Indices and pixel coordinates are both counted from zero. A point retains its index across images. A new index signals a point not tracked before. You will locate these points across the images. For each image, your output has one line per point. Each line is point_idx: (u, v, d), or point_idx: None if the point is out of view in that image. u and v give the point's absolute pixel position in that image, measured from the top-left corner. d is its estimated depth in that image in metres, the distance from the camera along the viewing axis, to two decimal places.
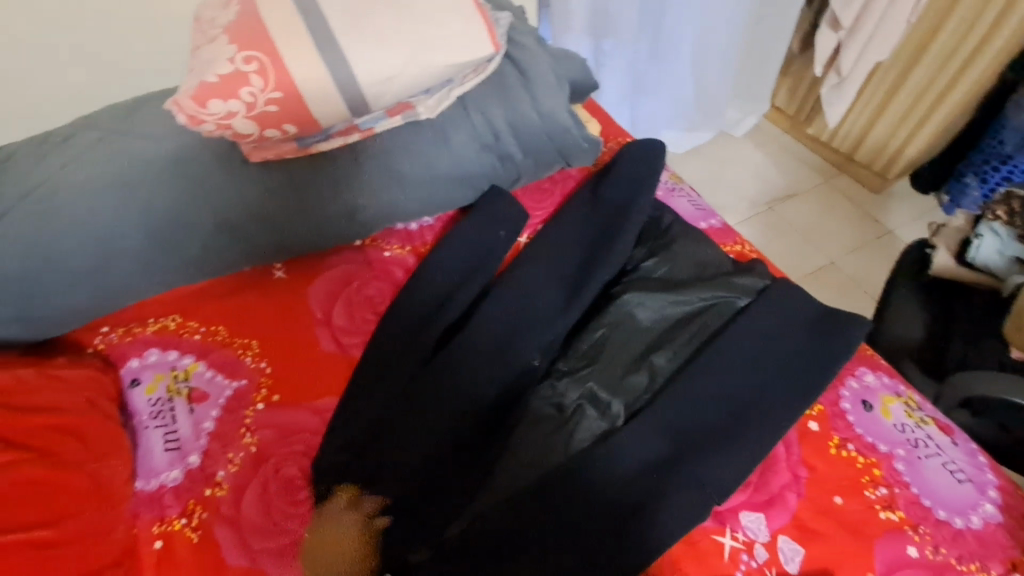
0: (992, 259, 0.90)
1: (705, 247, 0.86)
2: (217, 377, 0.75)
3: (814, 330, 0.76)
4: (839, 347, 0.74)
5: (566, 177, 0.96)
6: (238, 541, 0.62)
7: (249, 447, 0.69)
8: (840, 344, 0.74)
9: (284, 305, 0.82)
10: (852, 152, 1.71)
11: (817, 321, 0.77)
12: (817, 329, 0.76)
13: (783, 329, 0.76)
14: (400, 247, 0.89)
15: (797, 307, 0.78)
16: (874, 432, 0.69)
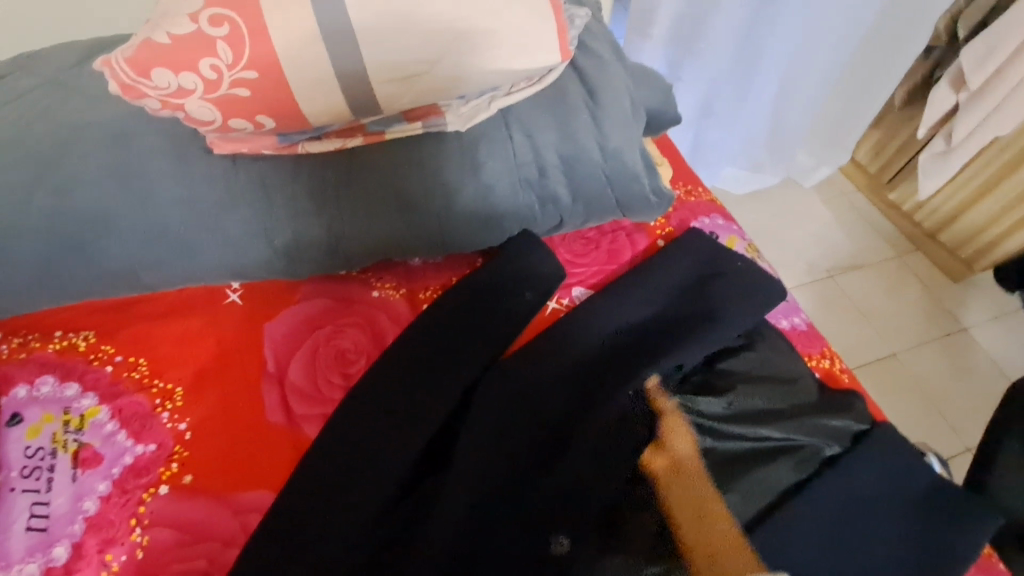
0: None
1: (786, 357, 0.65)
2: (118, 435, 0.56)
3: (916, 514, 0.56)
4: (946, 540, 0.55)
5: (616, 229, 0.76)
6: None
7: (135, 549, 0.51)
8: (952, 539, 0.55)
9: (228, 344, 0.63)
10: (937, 229, 1.48)
11: (924, 502, 0.57)
12: (922, 512, 0.57)
13: (875, 502, 0.57)
14: (394, 287, 0.69)
15: (891, 467, 0.59)
16: None
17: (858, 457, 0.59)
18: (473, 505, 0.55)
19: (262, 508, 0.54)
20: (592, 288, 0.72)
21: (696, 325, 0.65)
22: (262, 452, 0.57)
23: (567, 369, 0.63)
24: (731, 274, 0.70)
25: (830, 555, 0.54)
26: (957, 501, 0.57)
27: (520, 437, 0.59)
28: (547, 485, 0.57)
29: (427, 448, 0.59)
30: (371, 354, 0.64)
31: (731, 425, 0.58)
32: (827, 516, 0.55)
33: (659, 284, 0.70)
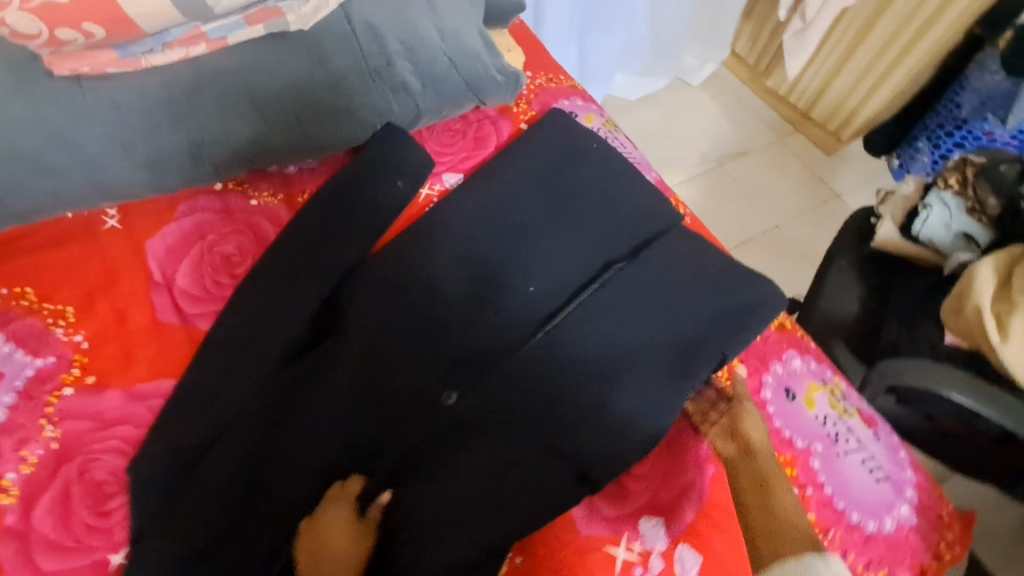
0: (940, 233, 0.81)
1: (632, 204, 0.74)
2: (16, 354, 0.59)
3: (733, 302, 0.66)
4: (756, 312, 0.65)
5: (481, 117, 0.81)
6: (24, 561, 0.50)
7: (50, 443, 0.55)
8: (754, 307, 0.66)
9: (113, 262, 0.66)
10: (809, 107, 1.61)
11: (734, 288, 0.67)
12: (732, 301, 0.67)
13: (695, 301, 0.67)
14: (271, 194, 0.73)
15: (715, 271, 0.69)
16: (794, 426, 0.62)
17: (677, 264, 0.69)
18: (359, 348, 0.63)
19: (165, 393, 0.59)
20: (462, 173, 0.78)
21: (552, 189, 0.75)
22: (161, 347, 0.61)
23: (440, 238, 0.70)
24: (590, 154, 0.78)
25: (648, 338, 0.64)
26: (761, 290, 0.68)
27: (393, 289, 0.66)
28: (416, 315, 0.66)
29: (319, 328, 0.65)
30: (255, 254, 0.69)
31: (569, 260, 0.70)
32: (635, 304, 0.66)
33: (523, 157, 0.77)
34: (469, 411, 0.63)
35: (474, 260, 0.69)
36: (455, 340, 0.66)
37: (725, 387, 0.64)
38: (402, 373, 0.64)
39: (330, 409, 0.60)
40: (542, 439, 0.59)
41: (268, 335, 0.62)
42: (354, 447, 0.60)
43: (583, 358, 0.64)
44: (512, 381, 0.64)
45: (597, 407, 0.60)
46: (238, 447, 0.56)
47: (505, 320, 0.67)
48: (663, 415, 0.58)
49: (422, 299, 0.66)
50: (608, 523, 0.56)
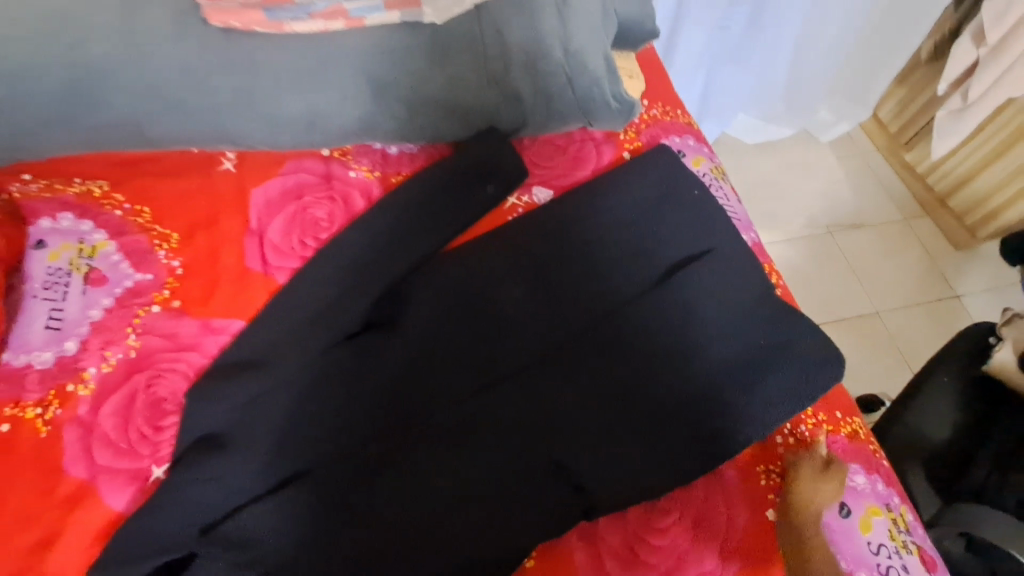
0: None
1: (720, 263, 0.70)
2: (123, 264, 0.66)
3: (790, 387, 0.62)
4: (810, 389, 0.62)
5: (585, 138, 0.80)
6: (83, 449, 0.56)
7: (129, 350, 0.61)
8: (808, 382, 0.63)
9: (219, 201, 0.72)
10: (947, 193, 1.45)
11: (793, 358, 0.64)
12: (789, 382, 0.62)
13: (745, 373, 0.63)
14: (369, 169, 0.76)
15: (776, 335, 0.66)
16: (843, 546, 0.56)
17: (733, 315, 0.67)
18: (413, 331, 0.66)
19: (234, 333, 0.63)
20: (553, 189, 0.77)
21: (637, 230, 0.73)
22: (238, 286, 0.66)
23: (516, 253, 0.71)
24: (686, 202, 0.75)
25: (683, 387, 0.63)
26: (822, 372, 0.63)
27: (458, 288, 0.69)
28: (476, 311, 0.68)
29: (381, 310, 0.68)
30: (341, 222, 0.72)
31: (627, 295, 0.69)
32: (679, 350, 0.65)
33: (617, 189, 0.75)
34: (488, 406, 0.62)
35: (542, 279, 0.70)
36: (499, 343, 0.67)
37: (772, 482, 0.60)
38: (444, 359, 0.66)
39: (374, 390, 0.63)
40: (549, 456, 0.60)
41: (338, 309, 0.65)
42: (383, 429, 0.61)
43: (612, 385, 0.63)
44: (545, 390, 0.63)
45: (620, 457, 0.59)
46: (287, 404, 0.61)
47: (552, 337, 0.67)
48: (681, 467, 0.58)
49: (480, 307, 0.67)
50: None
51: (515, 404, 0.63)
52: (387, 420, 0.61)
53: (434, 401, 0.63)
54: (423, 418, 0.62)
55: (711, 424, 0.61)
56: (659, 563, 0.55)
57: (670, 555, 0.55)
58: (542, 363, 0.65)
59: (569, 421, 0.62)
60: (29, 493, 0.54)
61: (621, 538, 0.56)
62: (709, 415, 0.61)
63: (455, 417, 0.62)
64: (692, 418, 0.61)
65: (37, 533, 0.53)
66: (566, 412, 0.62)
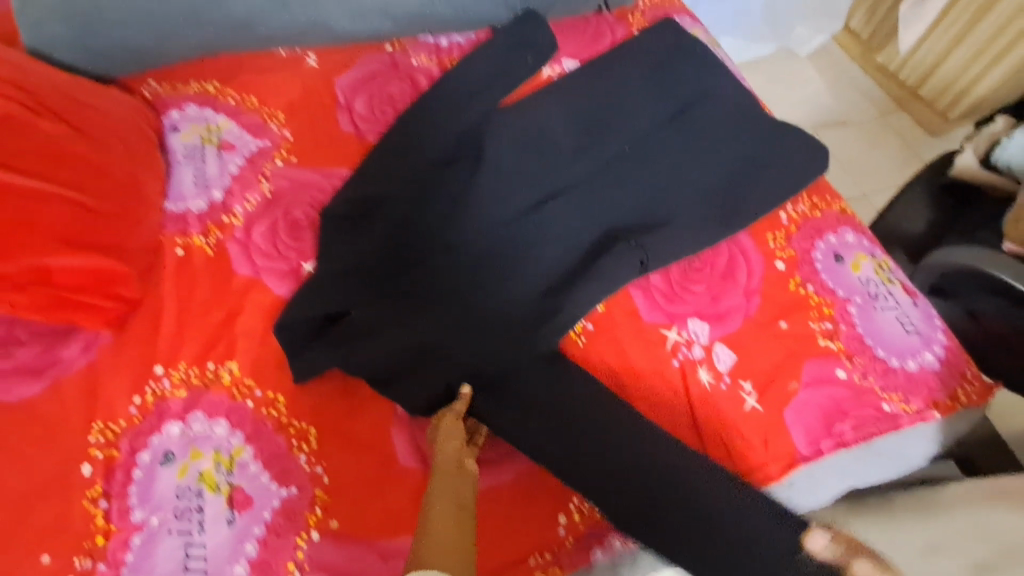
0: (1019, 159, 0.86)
1: (726, 97, 0.86)
2: (245, 135, 0.82)
3: (790, 174, 0.78)
4: (803, 171, 0.78)
5: (600, 20, 0.96)
6: (245, 258, 0.72)
7: (264, 193, 0.77)
8: (801, 168, 0.79)
9: (309, 87, 0.87)
10: (919, 85, 1.61)
11: (787, 153, 0.80)
12: (784, 168, 0.79)
13: (755, 168, 0.79)
14: (428, 57, 0.92)
15: (775, 138, 0.81)
16: (837, 279, 0.72)
17: (739, 127, 0.82)
18: (479, 160, 0.79)
19: (343, 176, 0.79)
20: (579, 60, 0.92)
21: (657, 77, 0.88)
22: (334, 145, 0.83)
23: (560, 103, 0.86)
24: (691, 53, 0.90)
25: (705, 181, 0.78)
26: (801, 162, 0.79)
27: (514, 129, 0.82)
28: (532, 144, 0.81)
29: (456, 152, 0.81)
30: (411, 95, 0.88)
31: (652, 124, 0.84)
32: (697, 156, 0.80)
33: (632, 50, 0.91)
34: (551, 209, 0.78)
35: (580, 117, 0.85)
36: (552, 167, 0.81)
37: (780, 243, 0.75)
38: (508, 180, 0.79)
39: (455, 206, 0.77)
40: (601, 238, 0.76)
41: (423, 151, 0.81)
42: (466, 236, 0.76)
43: (646, 187, 0.79)
44: (594, 195, 0.79)
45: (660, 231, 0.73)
46: (393, 218, 0.75)
47: (591, 156, 0.82)
48: (707, 233, 0.73)
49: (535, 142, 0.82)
50: (660, 316, 0.70)
51: (570, 206, 0.78)
52: (474, 228, 0.76)
53: (505, 211, 0.77)
54: (493, 227, 0.76)
55: (727, 203, 0.76)
56: (699, 298, 0.71)
57: (703, 295, 0.71)
58: (586, 177, 0.81)
59: (612, 215, 0.77)
60: (211, 289, 0.70)
61: (666, 285, 0.72)
62: (728, 198, 0.76)
63: (523, 223, 0.77)
64: (715, 201, 0.77)
65: (223, 313, 0.68)
66: (612, 209, 0.78)
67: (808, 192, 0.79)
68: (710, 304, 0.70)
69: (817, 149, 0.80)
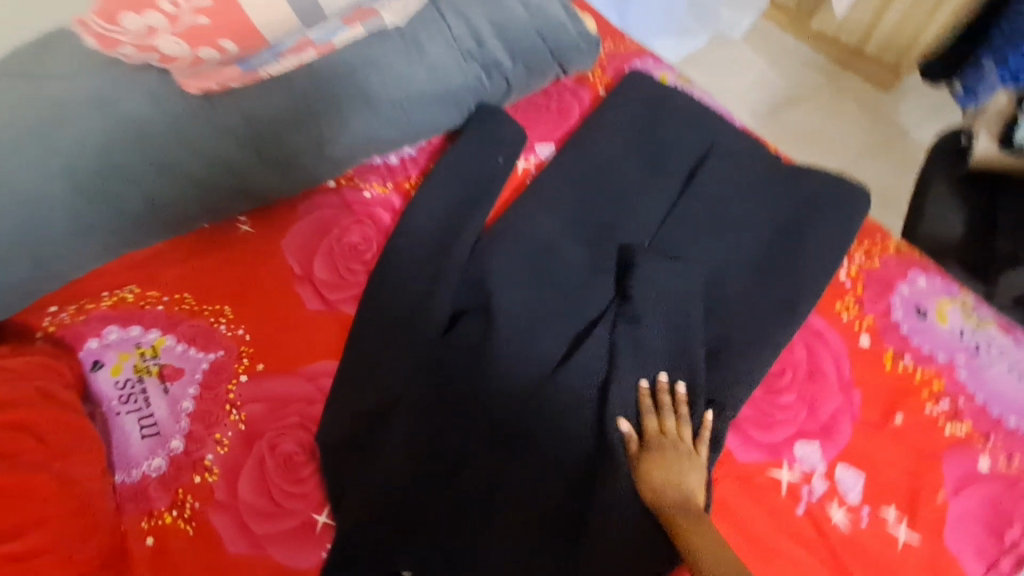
0: None
1: (737, 152, 0.74)
2: (190, 351, 0.66)
3: (841, 228, 0.67)
4: (852, 223, 0.67)
5: (560, 90, 0.83)
6: (238, 528, 0.58)
7: (236, 425, 0.61)
8: (849, 220, 0.68)
9: (252, 262, 0.71)
10: (861, 44, 1.57)
11: (830, 204, 0.68)
12: (833, 224, 0.67)
13: (808, 235, 0.66)
14: (381, 184, 0.77)
15: (812, 190, 0.69)
16: (930, 340, 0.63)
17: (765, 187, 0.71)
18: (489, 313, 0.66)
19: (330, 373, 0.65)
20: (554, 142, 0.80)
21: (650, 149, 0.76)
22: (305, 333, 0.67)
23: (555, 207, 0.72)
24: (674, 109, 0.78)
25: (751, 264, 0.67)
26: (847, 204, 0.68)
27: (514, 258, 0.68)
28: (541, 272, 0.68)
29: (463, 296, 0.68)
30: (378, 241, 0.73)
31: (666, 207, 0.71)
32: (732, 236, 0.68)
33: (612, 121, 0.78)
34: (587, 351, 0.65)
35: (582, 219, 0.72)
36: (571, 292, 0.68)
37: (853, 313, 0.65)
38: (527, 327, 0.66)
39: (476, 380, 0.64)
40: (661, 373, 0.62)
41: (425, 309, 0.66)
42: (500, 415, 0.63)
43: (691, 291, 0.65)
44: (634, 315, 0.65)
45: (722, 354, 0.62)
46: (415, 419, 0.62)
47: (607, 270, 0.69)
48: (778, 334, 0.62)
49: (544, 267, 0.69)
50: (763, 451, 0.59)
51: (610, 339, 0.65)
52: (506, 401, 0.64)
53: (534, 367, 0.65)
54: (528, 395, 0.64)
55: (788, 287, 0.64)
56: (796, 414, 0.60)
57: (799, 408, 0.60)
58: (611, 298, 0.68)
59: (664, 336, 0.64)
60: None
61: (758, 410, 0.60)
62: (786, 280, 0.65)
63: (562, 379, 0.64)
64: (771, 286, 0.65)
65: None
66: (662, 327, 0.64)
67: (858, 240, 0.69)
68: (811, 417, 0.59)
69: (859, 192, 0.69)
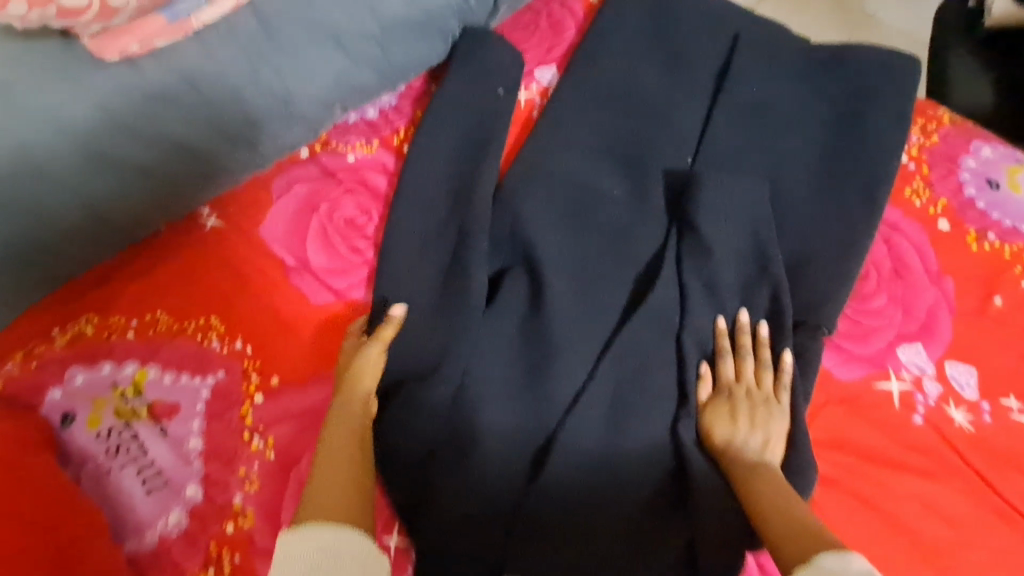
0: None
1: (766, 39, 0.65)
2: (182, 379, 0.54)
3: (898, 106, 0.60)
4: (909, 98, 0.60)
5: (547, 3, 0.71)
6: None
7: (265, 455, 0.52)
8: (905, 95, 0.61)
9: (233, 261, 0.59)
10: None
11: (882, 81, 0.61)
12: (890, 103, 0.60)
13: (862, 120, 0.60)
14: (365, 143, 0.64)
15: (859, 69, 0.62)
16: (1006, 213, 0.58)
17: (803, 75, 0.63)
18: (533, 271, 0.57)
19: None
20: (555, 63, 0.68)
21: (668, 52, 0.66)
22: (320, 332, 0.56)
23: (575, 138, 0.63)
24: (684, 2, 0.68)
25: (809, 162, 0.59)
26: (900, 79, 0.61)
27: (543, 205, 0.60)
28: (577, 214, 0.60)
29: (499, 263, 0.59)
30: (377, 212, 0.62)
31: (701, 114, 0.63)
32: (781, 134, 0.61)
33: (619, 26, 0.67)
34: (657, 292, 0.56)
35: (609, 146, 0.62)
36: (618, 228, 0.59)
37: (925, 198, 0.59)
38: (575, 277, 0.58)
39: (533, 350, 0.56)
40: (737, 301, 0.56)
41: (458, 278, 0.56)
42: (570, 382, 0.55)
43: (755, 205, 0.57)
44: (697, 244, 0.57)
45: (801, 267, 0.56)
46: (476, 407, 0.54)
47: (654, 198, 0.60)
48: (855, 233, 0.56)
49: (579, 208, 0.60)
50: (866, 363, 0.53)
51: (674, 274, 0.57)
52: (571, 364, 0.56)
53: (593, 320, 0.57)
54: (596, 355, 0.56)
55: (858, 181, 0.57)
56: (893, 316, 0.54)
57: (895, 309, 0.54)
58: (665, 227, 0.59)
59: (733, 260, 0.57)
60: None
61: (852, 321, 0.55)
62: (850, 173, 0.58)
63: (632, 327, 0.56)
64: (837, 183, 0.58)
65: None
66: (729, 252, 0.56)
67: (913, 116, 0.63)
68: (909, 316, 0.54)
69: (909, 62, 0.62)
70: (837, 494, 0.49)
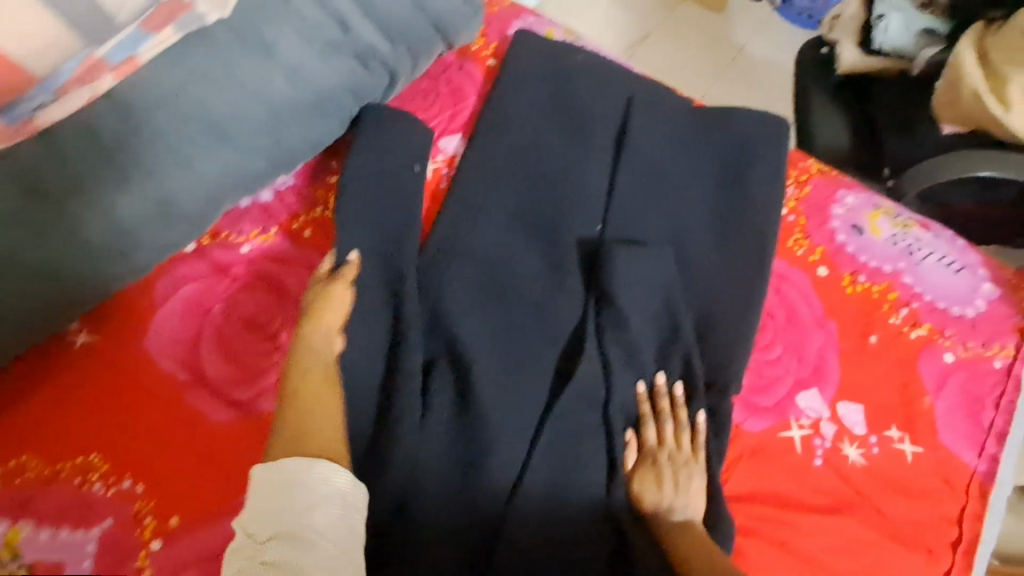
0: (903, 39, 0.84)
1: (656, 103, 0.68)
2: (59, 535, 0.46)
3: (776, 165, 0.66)
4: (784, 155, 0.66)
5: (444, 67, 0.70)
6: None
7: None
8: (782, 152, 0.66)
9: (114, 384, 0.52)
10: None
11: (761, 141, 0.66)
12: (769, 161, 0.66)
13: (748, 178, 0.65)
14: (260, 232, 0.59)
15: (741, 130, 0.67)
16: (871, 255, 0.65)
17: (694, 137, 0.67)
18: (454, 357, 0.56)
19: None
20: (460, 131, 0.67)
21: (568, 117, 0.67)
22: (225, 454, 0.51)
23: (485, 212, 0.62)
24: (578, 68, 0.70)
25: (705, 223, 0.63)
26: (776, 138, 0.66)
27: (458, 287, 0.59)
28: (494, 293, 0.59)
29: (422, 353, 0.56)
30: (281, 309, 0.56)
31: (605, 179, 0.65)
32: (678, 197, 0.64)
33: (517, 94, 0.68)
34: (579, 364, 0.57)
35: (520, 217, 0.63)
36: (536, 302, 0.59)
37: (806, 247, 0.65)
38: (498, 358, 0.57)
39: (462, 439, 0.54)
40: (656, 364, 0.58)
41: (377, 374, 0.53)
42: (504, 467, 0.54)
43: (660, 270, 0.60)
44: (611, 311, 0.59)
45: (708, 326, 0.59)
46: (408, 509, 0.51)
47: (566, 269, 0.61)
48: (752, 290, 0.60)
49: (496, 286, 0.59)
50: (770, 412, 0.58)
51: (594, 345, 0.58)
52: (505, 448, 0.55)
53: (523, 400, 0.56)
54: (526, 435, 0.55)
55: (748, 239, 0.62)
56: (788, 364, 0.59)
57: (789, 358, 0.60)
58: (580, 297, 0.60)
59: (647, 324, 0.59)
60: None
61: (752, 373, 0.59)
62: (743, 231, 0.63)
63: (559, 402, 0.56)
64: (731, 242, 0.62)
65: None
66: (642, 317, 0.59)
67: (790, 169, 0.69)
68: (802, 363, 0.59)
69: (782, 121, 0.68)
70: (756, 542, 0.53)
